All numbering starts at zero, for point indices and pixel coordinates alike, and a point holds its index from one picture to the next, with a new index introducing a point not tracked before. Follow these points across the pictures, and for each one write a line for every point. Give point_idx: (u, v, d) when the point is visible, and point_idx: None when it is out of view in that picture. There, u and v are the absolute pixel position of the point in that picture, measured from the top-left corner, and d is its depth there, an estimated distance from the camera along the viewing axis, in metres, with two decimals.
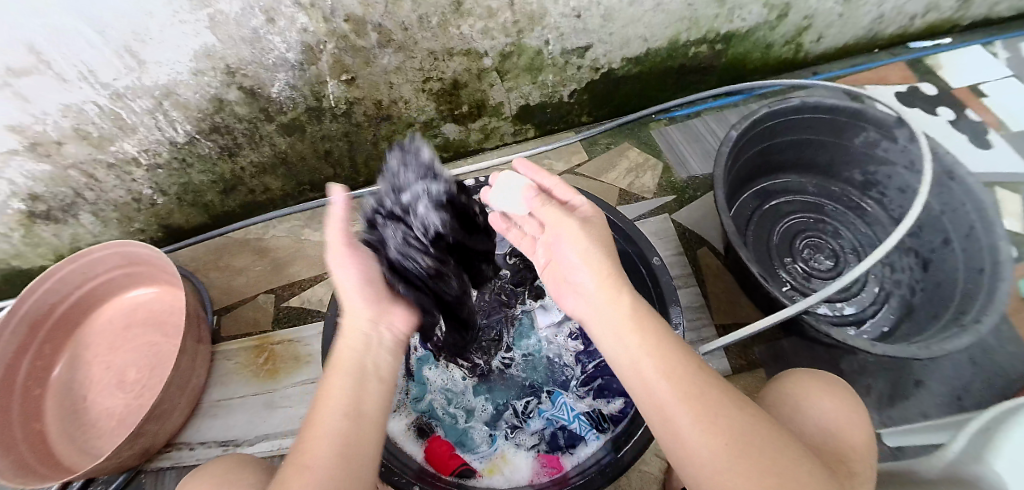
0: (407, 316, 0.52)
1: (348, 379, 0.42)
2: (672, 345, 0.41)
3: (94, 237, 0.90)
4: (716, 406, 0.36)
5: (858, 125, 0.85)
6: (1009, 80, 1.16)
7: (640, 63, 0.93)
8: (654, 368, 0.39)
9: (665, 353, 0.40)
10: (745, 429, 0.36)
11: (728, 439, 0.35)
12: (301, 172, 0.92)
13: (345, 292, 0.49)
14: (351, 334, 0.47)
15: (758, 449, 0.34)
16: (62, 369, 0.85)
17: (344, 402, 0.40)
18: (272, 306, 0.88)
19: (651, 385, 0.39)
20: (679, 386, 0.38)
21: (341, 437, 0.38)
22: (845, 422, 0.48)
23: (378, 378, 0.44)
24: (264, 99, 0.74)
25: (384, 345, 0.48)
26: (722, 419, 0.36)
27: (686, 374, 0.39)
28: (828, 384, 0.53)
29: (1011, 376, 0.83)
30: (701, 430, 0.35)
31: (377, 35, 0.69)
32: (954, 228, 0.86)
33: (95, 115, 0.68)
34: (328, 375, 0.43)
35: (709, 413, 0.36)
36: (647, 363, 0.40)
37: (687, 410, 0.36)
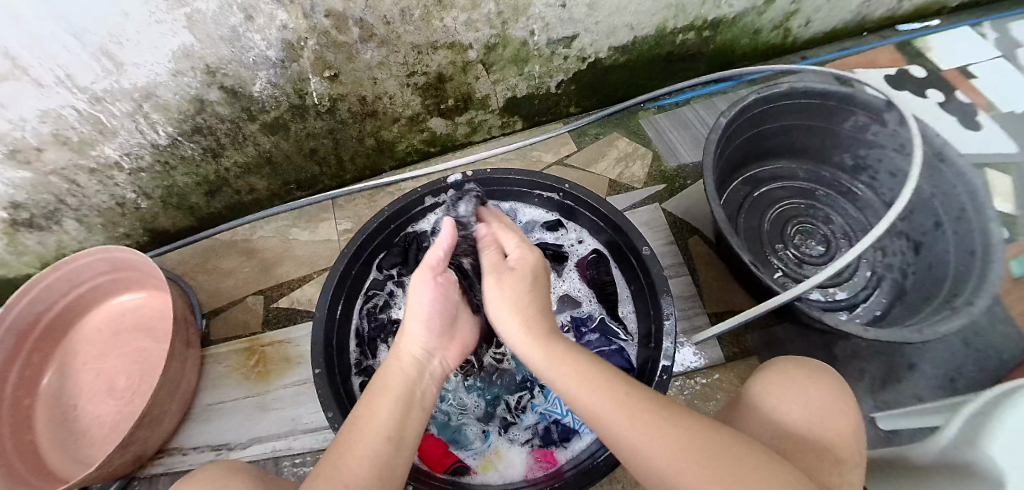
0: (460, 349, 0.56)
1: (394, 402, 0.44)
2: (608, 372, 0.43)
3: (78, 243, 0.89)
4: (667, 425, 0.38)
5: (847, 109, 0.85)
6: (997, 61, 1.15)
7: (628, 52, 0.92)
8: (597, 397, 0.41)
9: (605, 383, 0.42)
10: (709, 441, 0.37)
11: (688, 451, 0.36)
12: (287, 170, 0.91)
13: (414, 318, 0.51)
14: (404, 357, 0.49)
15: (722, 462, 0.35)
16: (51, 378, 0.84)
17: (387, 425, 0.41)
18: (262, 307, 0.87)
19: (600, 416, 0.40)
20: (631, 412, 0.39)
21: (379, 459, 0.39)
22: (829, 408, 0.48)
23: (421, 406, 0.46)
24: (246, 97, 0.73)
25: (432, 376, 0.50)
26: (677, 435, 0.37)
27: (630, 398, 0.41)
28: (810, 371, 0.52)
29: (1002, 357, 0.83)
30: (658, 446, 0.37)
31: (359, 30, 0.68)
32: (945, 211, 0.86)
33: (75, 120, 0.66)
34: (374, 395, 0.45)
35: (668, 431, 0.38)
36: (588, 394, 0.42)
37: (641, 433, 0.38)
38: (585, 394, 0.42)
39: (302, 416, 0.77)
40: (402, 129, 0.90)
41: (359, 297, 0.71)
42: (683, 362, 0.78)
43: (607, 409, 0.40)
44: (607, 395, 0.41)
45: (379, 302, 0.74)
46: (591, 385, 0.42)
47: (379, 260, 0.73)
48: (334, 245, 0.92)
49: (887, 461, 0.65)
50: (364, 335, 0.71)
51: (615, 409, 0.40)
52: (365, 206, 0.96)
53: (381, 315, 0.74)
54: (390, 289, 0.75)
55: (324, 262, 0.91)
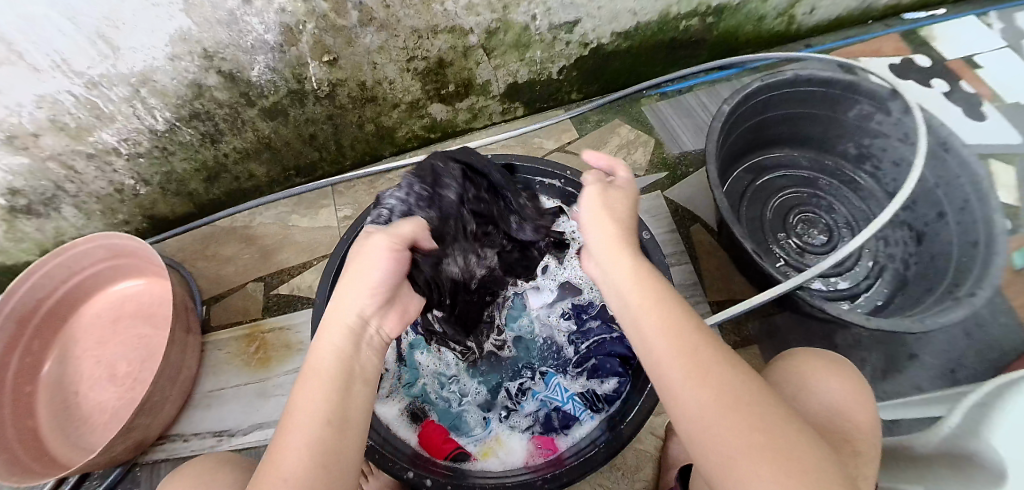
0: (404, 316, 0.47)
1: (329, 382, 0.36)
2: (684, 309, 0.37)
3: (77, 230, 0.88)
4: (714, 367, 0.32)
5: (852, 97, 0.84)
6: (1002, 51, 1.14)
7: (630, 38, 0.91)
8: (658, 334, 0.35)
9: (674, 319, 0.36)
10: (759, 401, 0.30)
11: (723, 399, 0.30)
12: (286, 156, 0.90)
13: (356, 283, 0.42)
14: (342, 327, 0.40)
15: (755, 407, 0.30)
16: (52, 365, 0.84)
17: (325, 407, 0.35)
18: (262, 294, 0.87)
19: (651, 349, 0.35)
20: (692, 354, 0.33)
21: (316, 448, 0.33)
22: (849, 401, 0.48)
23: (364, 379, 0.39)
24: (244, 82, 0.72)
25: (373, 345, 0.41)
26: (726, 377, 0.31)
27: (702, 344, 0.33)
28: (831, 364, 0.52)
29: (1003, 347, 0.83)
30: (694, 392, 0.31)
31: (358, 14, 0.67)
32: (948, 202, 0.86)
33: (72, 105, 0.65)
34: (308, 374, 0.37)
35: (729, 379, 0.31)
36: (651, 322, 0.36)
37: (686, 367, 0.32)
38: (644, 322, 0.36)
39: None
40: (402, 115, 0.89)
41: None
42: None
43: (667, 355, 0.33)
44: (667, 326, 0.35)
45: None
46: (657, 320, 0.36)
47: None
48: (334, 232, 0.92)
49: (889, 452, 0.65)
50: None
51: (674, 346, 0.33)
52: (364, 193, 0.96)
53: None
54: None
55: (324, 249, 0.90)
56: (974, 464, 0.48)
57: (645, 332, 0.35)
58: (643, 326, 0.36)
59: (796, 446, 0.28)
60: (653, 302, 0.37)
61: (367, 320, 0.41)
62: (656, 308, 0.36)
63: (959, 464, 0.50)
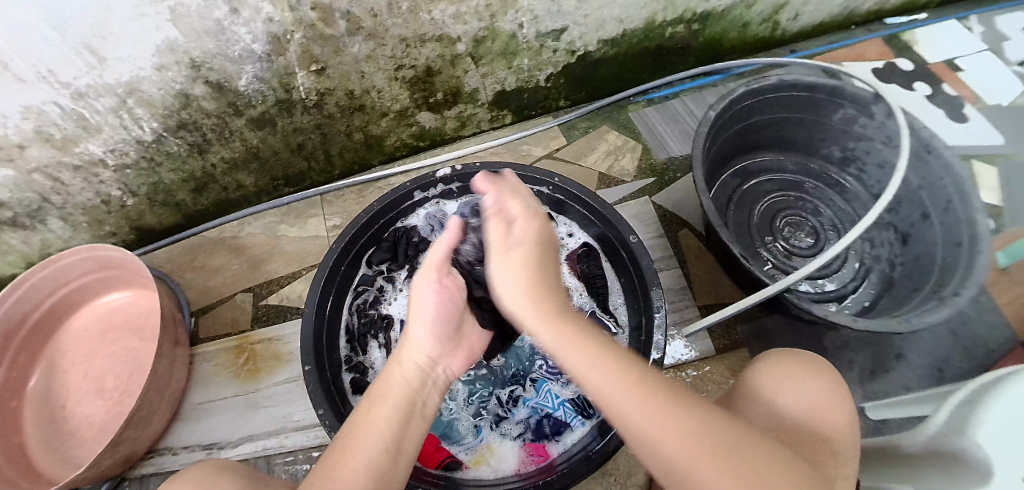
0: (467, 358, 0.53)
1: (393, 410, 0.41)
2: (608, 346, 0.42)
3: (63, 242, 0.88)
4: (677, 411, 0.36)
5: (835, 101, 0.85)
6: (983, 54, 1.17)
7: (617, 45, 0.92)
8: (607, 379, 0.39)
9: (602, 354, 0.41)
10: (720, 436, 0.35)
11: (692, 441, 0.35)
12: (275, 166, 0.90)
13: (418, 323, 0.49)
14: (407, 364, 0.45)
15: (731, 456, 0.34)
16: (38, 379, 0.83)
17: (386, 435, 0.39)
18: (251, 305, 0.87)
19: (610, 398, 0.38)
20: (639, 391, 0.38)
21: (377, 473, 0.36)
22: (829, 401, 0.48)
23: (422, 416, 0.43)
24: (232, 92, 0.72)
25: (436, 385, 0.47)
26: (694, 428, 0.35)
27: (640, 377, 0.39)
28: (811, 365, 0.52)
29: (989, 346, 0.84)
30: (666, 430, 0.35)
31: (345, 24, 0.67)
32: (932, 203, 0.87)
33: (58, 116, 0.65)
34: (374, 399, 0.42)
35: (683, 419, 0.36)
36: (599, 371, 0.39)
37: (657, 417, 0.36)
38: (595, 373, 0.39)
39: (292, 413, 0.76)
40: (390, 124, 0.90)
41: (348, 293, 0.70)
42: (673, 355, 0.79)
43: (615, 393, 0.38)
44: (619, 374, 0.39)
45: (369, 297, 0.73)
46: (593, 361, 0.40)
47: (369, 256, 0.73)
48: (323, 241, 0.91)
49: (876, 451, 0.66)
50: (354, 331, 0.70)
51: (627, 391, 0.38)
52: (353, 202, 0.95)
53: (371, 311, 0.73)
54: (380, 284, 0.75)
55: (314, 258, 0.90)
56: (960, 461, 0.49)
57: (599, 381, 0.39)
58: (590, 369, 0.40)
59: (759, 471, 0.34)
60: (571, 341, 0.42)
61: (432, 361, 0.47)
62: (581, 345, 0.41)
63: (946, 462, 0.51)
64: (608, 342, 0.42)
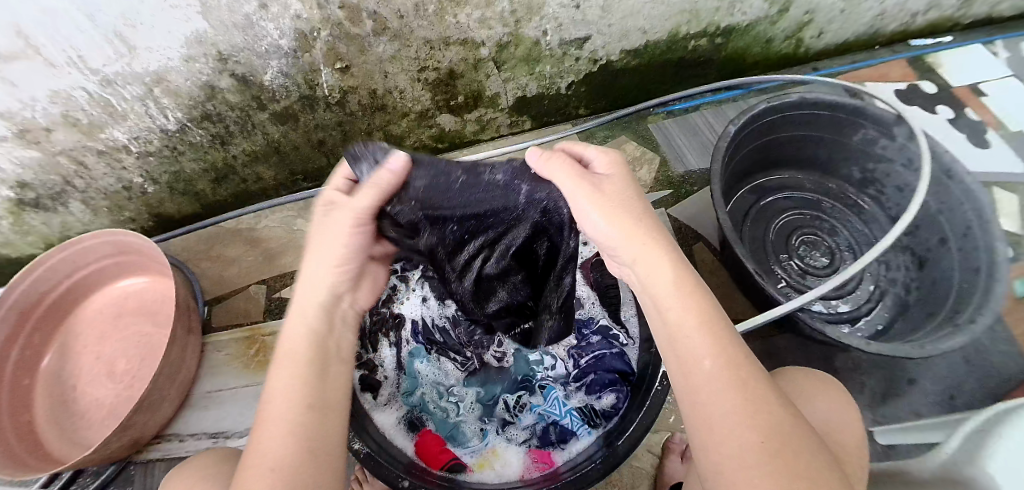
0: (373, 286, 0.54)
1: (308, 367, 0.41)
2: (721, 316, 0.38)
3: (83, 225, 0.89)
4: (762, 406, 0.34)
5: (857, 122, 0.84)
6: (1008, 80, 1.15)
7: (639, 56, 0.92)
8: (704, 347, 0.36)
9: (724, 341, 0.36)
10: (792, 442, 0.32)
11: (766, 441, 0.32)
12: (295, 161, 0.90)
13: (320, 260, 0.46)
14: (311, 307, 0.45)
15: (797, 455, 0.32)
16: (51, 358, 0.84)
17: (304, 391, 0.39)
18: (265, 297, 0.87)
19: (698, 367, 0.36)
20: (732, 371, 0.35)
21: (305, 429, 0.37)
22: (834, 419, 0.48)
23: (339, 359, 0.44)
24: (257, 86, 0.73)
25: (344, 322, 0.48)
26: (774, 419, 0.33)
27: (741, 361, 0.36)
28: (830, 387, 0.51)
29: (1004, 376, 0.83)
30: (741, 423, 0.33)
31: (372, 23, 0.68)
32: (951, 228, 0.86)
33: (85, 102, 0.66)
34: (281, 362, 0.41)
35: (763, 416, 0.33)
36: (701, 342, 0.36)
37: (734, 403, 0.34)
38: (689, 340, 0.37)
39: None
40: (411, 124, 0.90)
41: None
42: None
43: (710, 365, 0.35)
44: (719, 349, 0.36)
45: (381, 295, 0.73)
46: (689, 315, 0.37)
47: None
48: None
49: (884, 475, 0.65)
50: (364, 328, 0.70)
51: (725, 369, 0.35)
52: None
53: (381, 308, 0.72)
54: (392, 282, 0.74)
55: None
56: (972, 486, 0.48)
57: (693, 347, 0.36)
58: (680, 325, 0.37)
59: (818, 476, 0.31)
60: (686, 296, 0.38)
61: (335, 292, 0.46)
62: (696, 304, 0.38)
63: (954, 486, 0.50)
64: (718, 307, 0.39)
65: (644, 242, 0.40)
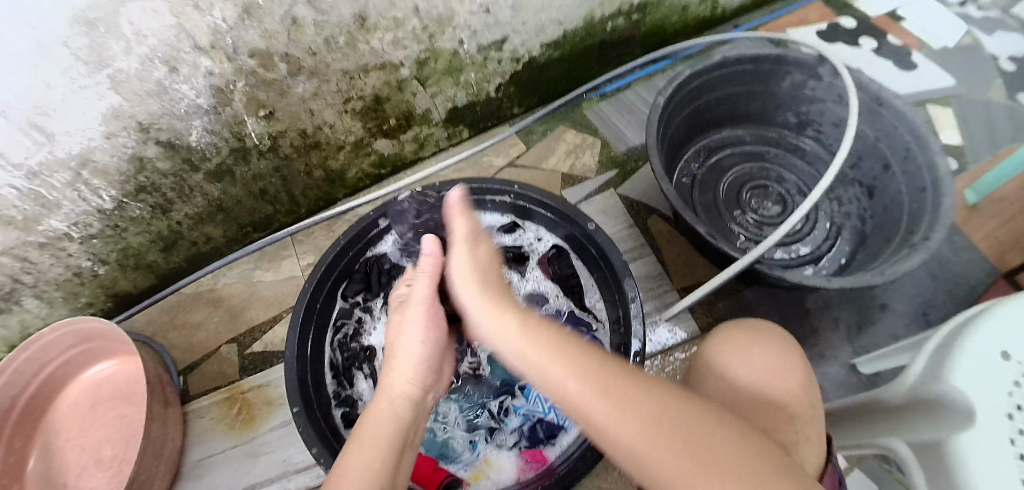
0: (445, 376, 0.58)
1: (382, 445, 0.42)
2: (569, 337, 0.41)
3: (42, 320, 0.87)
4: (634, 400, 0.35)
5: (782, 69, 0.86)
6: (922, 1, 1.19)
7: (560, 46, 0.93)
8: (560, 369, 0.38)
9: (568, 352, 0.39)
10: (679, 421, 0.33)
11: (653, 426, 0.33)
12: (241, 214, 0.90)
13: (405, 356, 0.51)
14: (395, 392, 0.48)
15: (685, 429, 0.33)
16: (35, 461, 0.82)
17: (377, 468, 0.39)
18: (236, 355, 0.86)
19: (566, 388, 0.37)
20: (592, 382, 0.36)
21: None
22: (771, 369, 0.49)
23: (411, 447, 0.46)
24: (185, 148, 0.72)
25: (422, 412, 0.50)
26: (635, 397, 0.35)
27: (595, 367, 0.38)
28: (755, 332, 0.52)
29: (968, 284, 0.86)
30: (626, 424, 0.34)
31: (286, 65, 0.68)
32: (892, 153, 0.88)
33: (15, 198, 0.65)
34: (360, 436, 0.43)
35: (640, 409, 0.34)
36: (558, 367, 0.38)
37: (608, 407, 0.35)
38: (547, 368, 0.39)
39: (292, 456, 0.76)
40: (349, 156, 0.90)
41: (329, 330, 0.70)
42: (660, 342, 0.78)
43: (572, 386, 0.37)
44: (575, 369, 0.38)
45: (349, 330, 0.73)
46: (540, 346, 0.40)
47: (344, 289, 0.72)
48: (300, 281, 0.92)
49: (860, 407, 0.66)
50: (338, 366, 0.69)
51: (586, 381, 0.36)
52: (324, 238, 0.96)
53: (353, 344, 0.73)
54: (359, 315, 0.75)
55: (293, 300, 0.90)
56: (947, 409, 0.49)
57: (555, 374, 0.38)
58: (535, 361, 0.40)
59: (719, 443, 0.32)
60: (531, 332, 0.42)
61: (416, 386, 0.50)
62: (539, 333, 0.42)
63: (929, 410, 0.52)
64: (558, 327, 0.43)
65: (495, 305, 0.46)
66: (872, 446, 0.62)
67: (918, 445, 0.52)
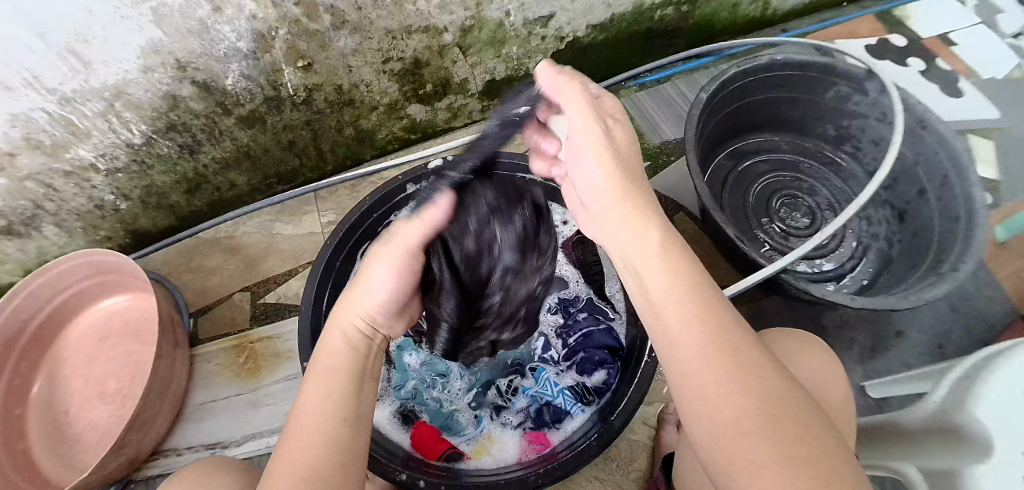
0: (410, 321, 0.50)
1: (326, 384, 0.38)
2: (705, 280, 0.34)
3: (59, 249, 0.87)
4: (750, 371, 0.30)
5: (828, 79, 0.84)
6: (977, 27, 1.16)
7: (605, 30, 0.91)
8: (686, 312, 0.32)
9: (703, 299, 0.33)
10: (784, 408, 0.29)
11: (757, 402, 0.29)
12: (267, 164, 0.89)
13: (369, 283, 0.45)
14: (346, 320, 0.44)
15: (788, 420, 0.28)
16: (41, 385, 0.83)
17: (335, 405, 0.37)
18: (249, 304, 0.87)
19: (680, 333, 0.32)
20: (713, 332, 0.31)
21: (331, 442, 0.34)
22: (819, 379, 0.48)
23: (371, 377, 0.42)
24: (219, 92, 0.72)
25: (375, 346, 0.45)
26: (747, 363, 0.30)
27: (721, 323, 0.32)
28: (801, 342, 0.52)
29: (989, 321, 0.84)
30: (728, 381, 0.30)
31: (330, 17, 0.67)
32: (928, 178, 0.86)
33: (46, 123, 0.64)
34: (312, 371, 0.40)
35: (753, 380, 0.30)
36: (680, 313, 0.32)
37: (720, 366, 0.30)
38: (676, 307, 0.33)
39: (293, 410, 0.77)
40: (381, 117, 0.89)
41: None
42: None
43: (692, 331, 0.32)
44: (703, 319, 0.32)
45: None
46: (677, 284, 0.33)
47: (363, 250, 0.72)
48: (319, 238, 0.92)
49: (876, 429, 0.66)
50: None
51: (704, 335, 0.31)
52: (347, 198, 0.96)
53: None
54: None
55: (310, 256, 0.90)
56: (963, 438, 0.49)
57: (678, 313, 0.32)
58: (661, 296, 0.34)
59: (812, 445, 0.28)
60: (672, 260, 0.34)
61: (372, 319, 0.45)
62: (678, 267, 0.34)
63: (943, 438, 0.52)
64: (687, 261, 0.35)
65: (637, 205, 0.37)
66: (882, 467, 0.62)
67: (926, 470, 0.52)
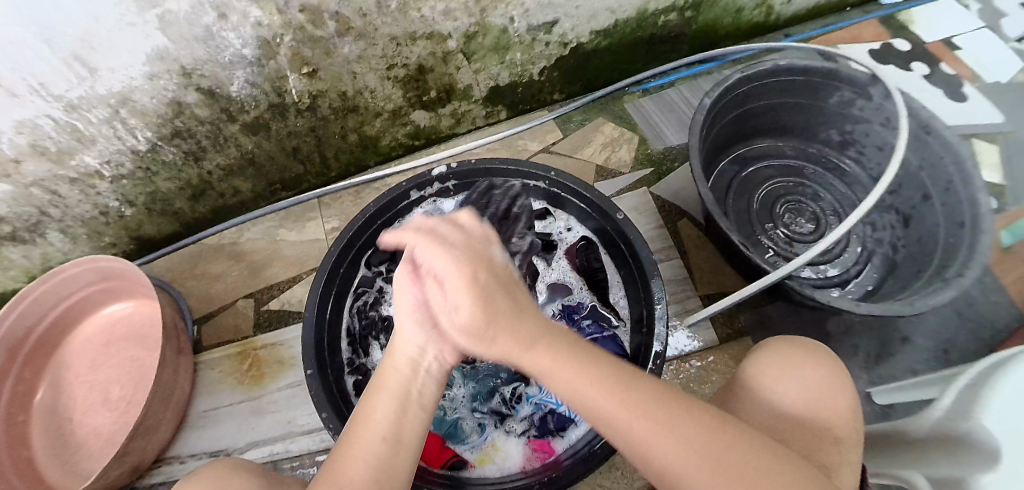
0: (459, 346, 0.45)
1: (389, 403, 0.40)
2: (594, 355, 0.41)
3: (63, 255, 0.87)
4: (672, 423, 0.36)
5: (832, 84, 0.84)
6: (980, 32, 1.16)
7: (609, 36, 0.91)
8: (595, 395, 0.38)
9: (597, 372, 0.39)
10: (716, 445, 0.35)
11: (695, 453, 0.34)
12: (271, 171, 0.90)
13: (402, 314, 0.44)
14: (400, 356, 0.43)
15: (722, 455, 0.34)
16: (44, 392, 0.83)
17: (386, 424, 0.39)
18: (253, 311, 0.87)
19: (605, 418, 0.37)
20: (627, 402, 0.37)
21: (377, 463, 0.37)
22: (826, 392, 0.48)
23: (420, 406, 0.41)
24: (224, 98, 0.72)
25: (432, 374, 0.43)
26: (666, 423, 0.36)
27: (627, 388, 0.38)
28: (809, 351, 0.51)
29: (996, 327, 0.84)
30: (660, 443, 0.35)
31: (335, 24, 0.67)
32: (933, 183, 0.86)
33: (52, 129, 0.64)
34: (371, 393, 0.42)
35: (672, 434, 0.35)
36: (594, 397, 0.38)
37: (646, 427, 0.36)
38: (584, 393, 0.38)
39: (296, 417, 0.77)
40: (385, 123, 0.89)
41: (349, 295, 0.70)
42: (676, 346, 0.78)
43: (608, 409, 0.37)
44: (610, 394, 0.37)
45: (369, 299, 0.73)
46: (585, 379, 0.38)
47: (368, 257, 0.72)
48: (323, 245, 0.92)
49: (882, 436, 0.65)
50: (355, 334, 0.69)
51: (618, 405, 0.37)
52: (351, 204, 0.96)
53: (371, 312, 0.72)
54: (380, 286, 0.74)
55: (313, 262, 0.90)
56: (969, 445, 0.48)
57: (591, 400, 0.38)
58: (575, 391, 0.38)
59: (750, 469, 0.34)
60: (555, 358, 0.40)
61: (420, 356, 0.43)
62: (563, 358, 0.40)
63: (951, 447, 0.51)
64: (581, 342, 0.42)
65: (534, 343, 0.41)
66: (888, 475, 0.61)
67: (933, 478, 0.52)
